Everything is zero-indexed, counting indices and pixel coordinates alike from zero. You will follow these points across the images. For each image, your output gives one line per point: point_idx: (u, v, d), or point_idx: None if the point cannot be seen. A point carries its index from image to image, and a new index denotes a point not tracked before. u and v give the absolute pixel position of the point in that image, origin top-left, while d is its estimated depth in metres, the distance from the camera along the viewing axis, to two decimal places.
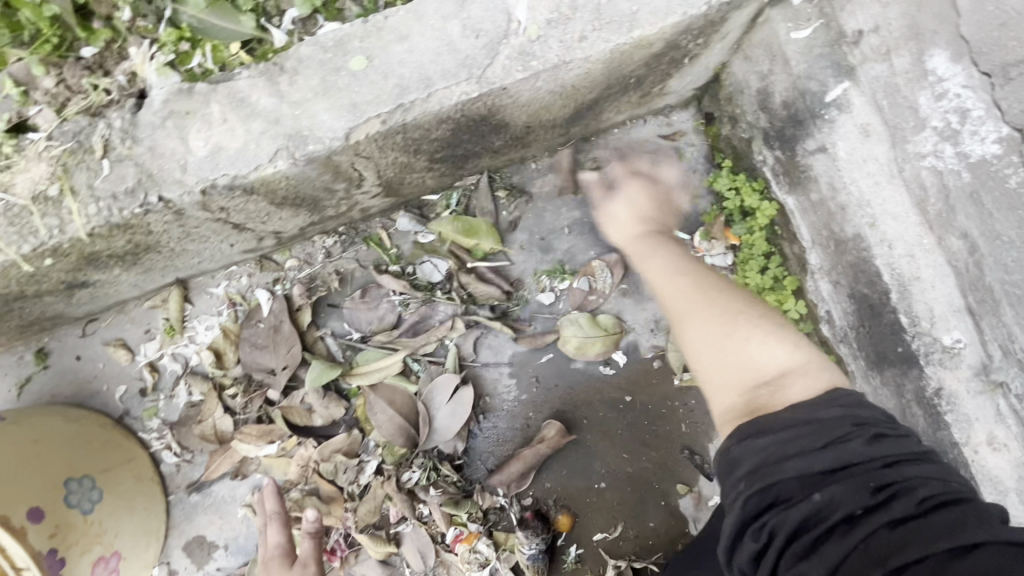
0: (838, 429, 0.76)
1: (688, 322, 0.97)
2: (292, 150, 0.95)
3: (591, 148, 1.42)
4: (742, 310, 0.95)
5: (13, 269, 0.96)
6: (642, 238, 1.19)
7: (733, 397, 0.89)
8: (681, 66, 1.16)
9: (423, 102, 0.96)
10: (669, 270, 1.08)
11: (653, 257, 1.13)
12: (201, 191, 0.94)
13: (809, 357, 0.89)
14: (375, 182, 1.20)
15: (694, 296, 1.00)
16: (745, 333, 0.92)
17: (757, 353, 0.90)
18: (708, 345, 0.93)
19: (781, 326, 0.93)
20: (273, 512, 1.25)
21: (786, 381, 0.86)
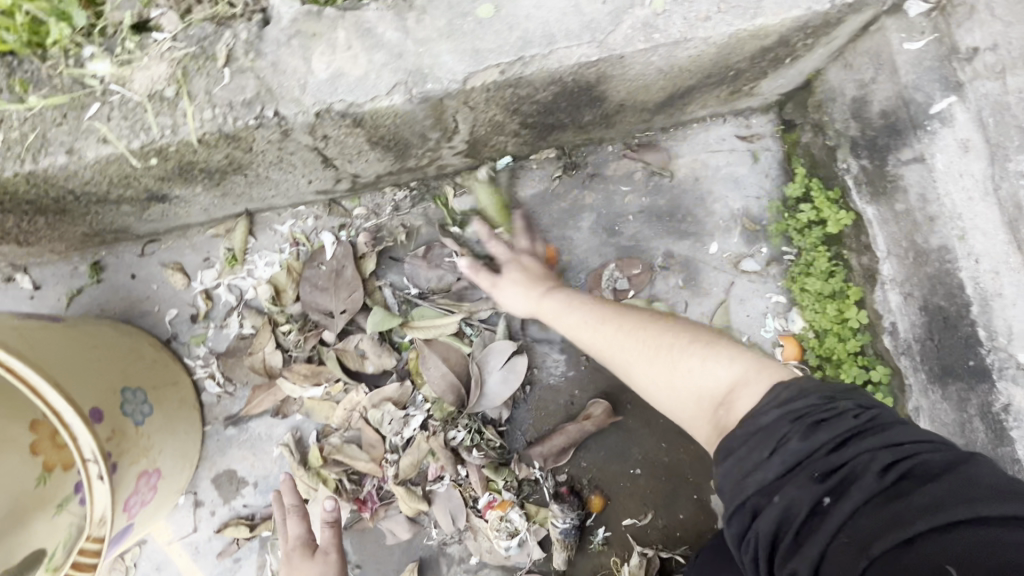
0: (777, 432, 0.79)
1: (635, 367, 1.00)
2: (410, 86, 0.96)
3: (668, 139, 1.44)
4: (670, 343, 0.98)
5: (116, 164, 0.96)
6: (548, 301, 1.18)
7: (706, 426, 0.92)
8: (780, 65, 1.18)
9: (542, 58, 0.97)
10: (584, 327, 1.09)
11: (564, 317, 1.14)
12: (316, 113, 0.95)
13: (747, 365, 0.91)
14: (464, 139, 1.22)
15: (633, 344, 1.01)
16: (684, 365, 0.94)
17: (702, 378, 0.92)
18: (654, 387, 0.98)
19: (711, 342, 0.96)
20: (293, 506, 1.17)
21: (733, 397, 0.88)
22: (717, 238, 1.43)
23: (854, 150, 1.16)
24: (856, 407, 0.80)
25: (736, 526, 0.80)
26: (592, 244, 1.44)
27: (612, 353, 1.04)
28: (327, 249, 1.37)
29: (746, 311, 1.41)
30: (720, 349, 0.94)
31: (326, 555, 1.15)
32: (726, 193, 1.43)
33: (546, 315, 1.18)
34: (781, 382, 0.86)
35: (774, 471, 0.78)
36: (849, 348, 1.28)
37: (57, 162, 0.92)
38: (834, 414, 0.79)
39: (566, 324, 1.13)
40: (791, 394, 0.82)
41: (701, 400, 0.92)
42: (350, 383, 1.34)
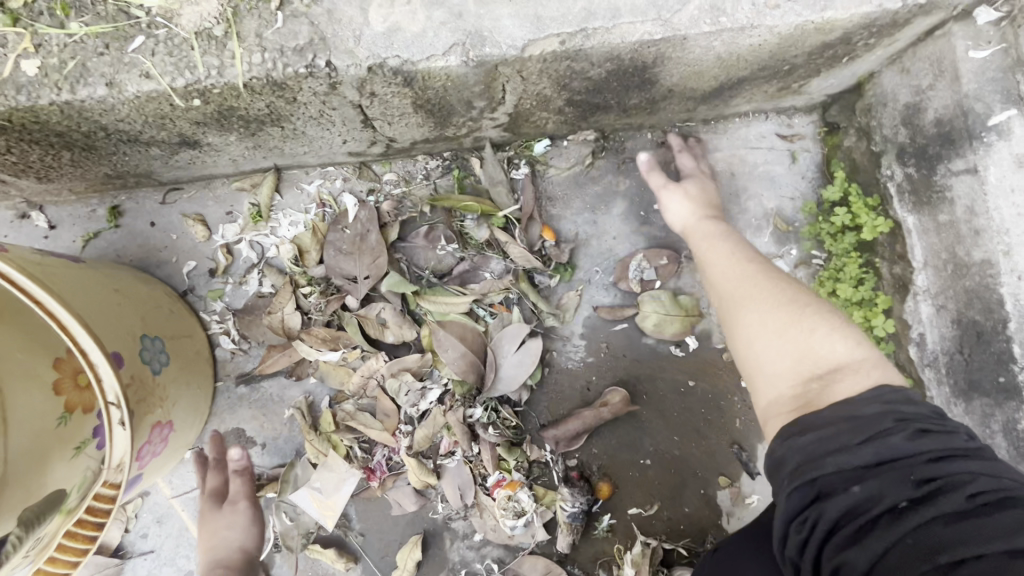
0: (881, 424, 0.77)
1: (752, 306, 1.01)
2: (468, 49, 0.93)
3: (709, 131, 1.42)
4: (802, 303, 0.97)
5: (156, 102, 0.92)
6: (706, 225, 1.21)
7: (784, 386, 0.92)
8: (836, 64, 1.16)
9: (605, 32, 0.95)
10: (733, 256, 1.11)
11: (720, 242, 1.15)
12: (368, 68, 0.91)
13: (869, 355, 0.89)
14: (508, 111, 1.19)
15: (761, 286, 1.02)
16: (808, 325, 0.94)
17: (819, 343, 0.92)
18: (756, 329, 0.99)
19: (849, 324, 0.94)
20: (215, 459, 1.34)
21: (839, 375, 0.88)
22: (748, 236, 1.42)
23: (900, 156, 1.18)
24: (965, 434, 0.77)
25: (794, 502, 0.77)
26: (622, 231, 1.42)
27: (735, 284, 1.06)
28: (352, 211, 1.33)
29: None
30: (850, 329, 0.93)
31: (236, 504, 1.32)
32: (761, 191, 1.42)
33: (698, 236, 1.20)
34: (888, 385, 0.84)
35: (862, 460, 0.75)
36: None
37: (96, 95, 0.88)
38: (942, 429, 0.77)
39: (712, 247, 1.15)
40: (903, 398, 0.80)
41: (801, 363, 0.92)
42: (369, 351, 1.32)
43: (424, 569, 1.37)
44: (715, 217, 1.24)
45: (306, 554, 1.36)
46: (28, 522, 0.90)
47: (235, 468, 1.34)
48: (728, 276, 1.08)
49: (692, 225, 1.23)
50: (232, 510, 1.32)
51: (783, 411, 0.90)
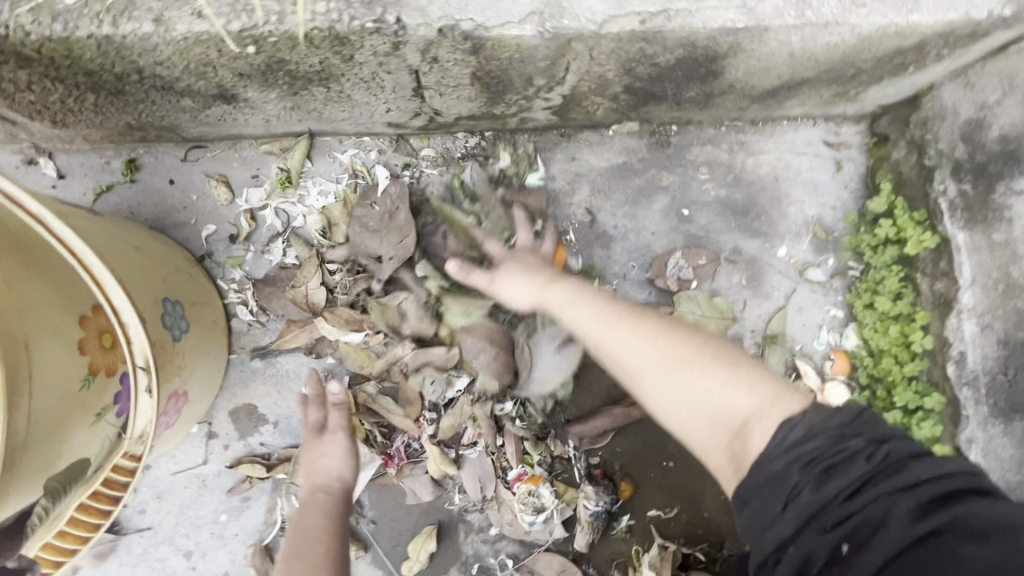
0: (788, 483, 0.79)
1: (648, 378, 0.94)
2: (545, 19, 0.88)
3: (756, 132, 1.39)
4: (689, 356, 0.92)
5: (203, 46, 0.85)
6: (552, 290, 1.05)
7: (720, 455, 0.88)
8: (900, 73, 1.14)
9: (686, 14, 0.91)
10: (593, 327, 0.99)
11: (574, 309, 1.02)
12: (439, 30, 0.86)
13: (765, 396, 0.87)
14: (564, 93, 1.14)
15: (641, 351, 0.94)
16: (702, 384, 0.90)
17: (721, 400, 0.88)
18: (661, 402, 0.93)
19: (732, 363, 0.91)
20: (315, 394, 1.22)
21: (750, 431, 0.85)
22: (787, 242, 1.40)
23: (955, 172, 1.17)
24: (866, 445, 0.78)
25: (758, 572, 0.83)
26: (661, 228, 1.38)
27: (620, 355, 0.96)
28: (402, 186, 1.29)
29: (803, 320, 1.39)
30: (738, 370, 0.90)
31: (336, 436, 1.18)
32: (803, 198, 1.39)
33: (548, 307, 1.05)
34: (793, 419, 0.82)
35: (789, 525, 0.78)
36: (905, 372, 1.27)
37: (141, 31, 0.81)
38: (845, 456, 0.78)
39: (570, 317, 1.02)
40: (797, 441, 0.80)
41: (716, 426, 0.89)
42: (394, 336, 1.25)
43: (436, 562, 1.33)
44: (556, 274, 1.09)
45: None
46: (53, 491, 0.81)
47: (336, 401, 1.21)
48: (607, 353, 0.98)
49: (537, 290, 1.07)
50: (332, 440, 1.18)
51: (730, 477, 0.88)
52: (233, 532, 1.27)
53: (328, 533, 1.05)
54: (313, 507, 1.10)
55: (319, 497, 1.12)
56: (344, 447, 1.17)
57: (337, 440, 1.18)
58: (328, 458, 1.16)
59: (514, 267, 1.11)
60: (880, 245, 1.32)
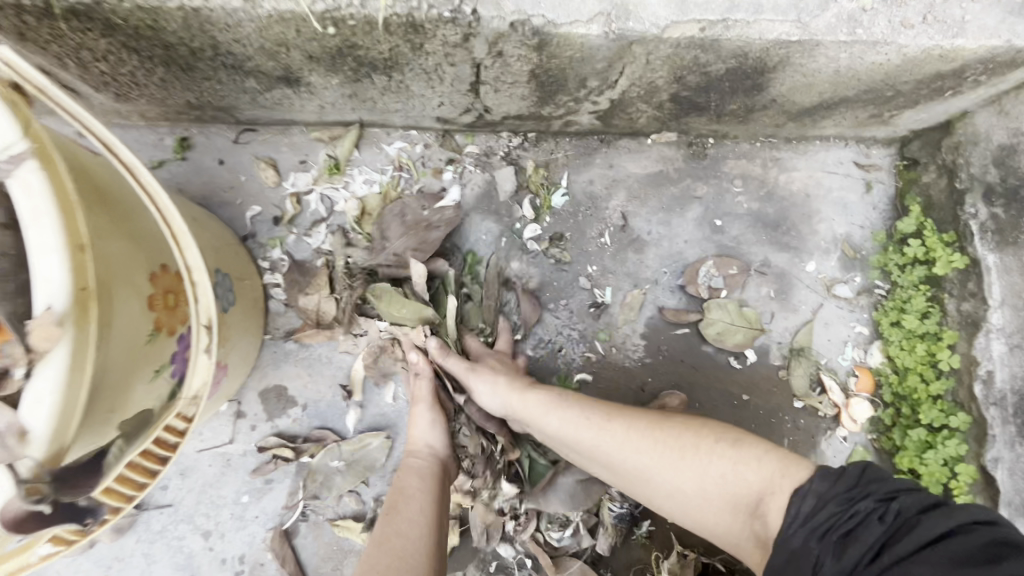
0: (810, 555, 0.84)
1: (658, 475, 0.97)
2: (611, 20, 0.92)
3: (790, 149, 1.42)
4: (694, 445, 0.97)
5: (284, 24, 0.88)
6: (528, 398, 1.09)
7: (749, 543, 0.92)
8: (937, 98, 1.18)
9: (744, 25, 0.95)
10: (583, 432, 1.03)
11: (550, 419, 1.06)
12: (511, 23, 0.90)
13: (772, 468, 0.92)
14: (612, 97, 1.18)
15: (642, 448, 0.99)
16: (711, 471, 0.94)
17: (732, 485, 0.93)
18: (676, 496, 0.97)
19: (731, 442, 0.96)
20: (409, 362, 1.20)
21: (766, 507, 0.90)
22: (816, 258, 1.42)
23: (986, 196, 1.21)
24: (879, 508, 0.84)
25: None
26: (693, 236, 1.40)
27: (622, 457, 1.00)
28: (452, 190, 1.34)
29: (829, 335, 1.41)
30: (741, 448, 0.94)
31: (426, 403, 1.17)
32: (833, 216, 1.42)
33: (527, 417, 1.09)
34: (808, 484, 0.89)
35: None
36: (931, 391, 1.29)
37: (230, 6, 0.85)
38: (859, 521, 0.84)
39: (556, 426, 1.05)
40: (810, 509, 0.86)
41: (736, 511, 0.93)
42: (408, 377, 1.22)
43: (453, 557, 1.31)
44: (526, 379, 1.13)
45: (332, 528, 1.26)
46: (129, 432, 0.74)
47: (421, 368, 1.18)
48: (607, 456, 1.01)
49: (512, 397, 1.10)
50: (423, 406, 1.17)
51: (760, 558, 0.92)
52: (253, 514, 1.26)
53: (426, 494, 1.07)
54: (412, 466, 1.12)
55: (418, 457, 1.13)
56: (434, 414, 1.16)
57: (427, 407, 1.17)
58: (421, 424, 1.16)
59: (484, 370, 1.14)
60: (908, 263, 1.35)
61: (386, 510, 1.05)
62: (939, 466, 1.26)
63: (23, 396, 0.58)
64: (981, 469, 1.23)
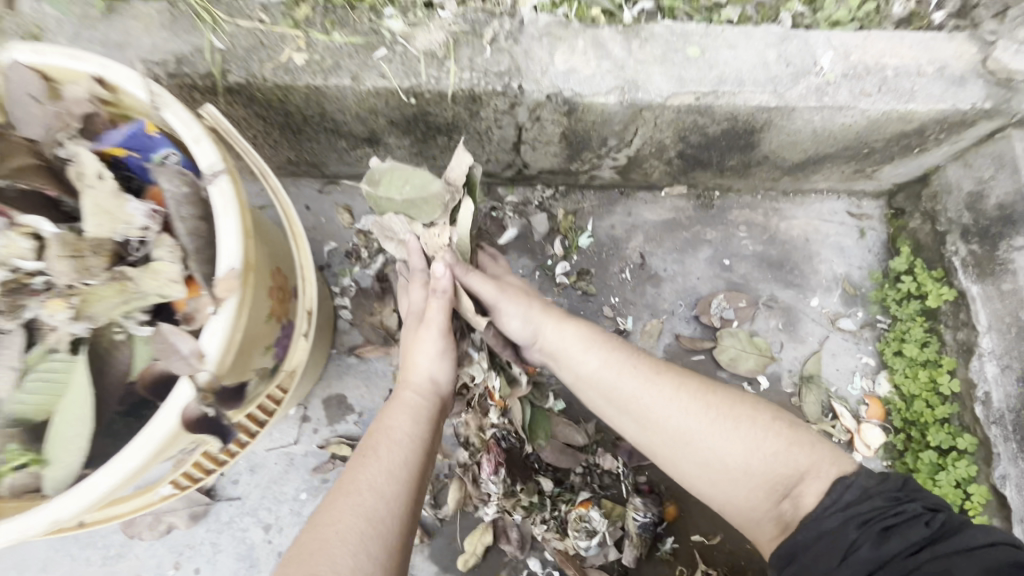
0: (846, 538, 0.88)
1: (702, 440, 0.99)
2: (624, 92, 1.19)
3: (788, 200, 1.63)
4: (751, 418, 1.00)
5: (378, 97, 1.18)
6: (565, 332, 1.12)
7: (770, 527, 0.96)
8: (908, 154, 1.39)
9: (731, 95, 1.21)
10: (624, 378, 1.06)
11: (587, 359, 1.09)
12: (547, 94, 1.17)
13: (824, 457, 0.97)
14: (627, 154, 1.43)
15: (693, 410, 1.01)
16: (759, 444, 0.98)
17: (776, 462, 0.96)
18: (715, 462, 0.98)
19: (784, 424, 1.01)
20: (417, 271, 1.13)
21: (803, 490, 0.94)
22: (819, 294, 1.57)
23: (963, 235, 1.37)
24: (924, 513, 0.89)
25: None
26: (705, 273, 1.59)
27: (667, 414, 1.02)
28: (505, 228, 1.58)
29: (837, 365, 1.53)
30: (800, 434, 1.00)
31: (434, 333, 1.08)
32: (832, 257, 1.59)
33: (563, 355, 1.12)
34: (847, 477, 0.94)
35: None
36: (938, 414, 1.38)
37: (341, 84, 1.15)
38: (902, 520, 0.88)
39: (593, 368, 1.08)
40: (855, 501, 0.91)
41: (770, 491, 0.96)
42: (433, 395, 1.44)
43: (487, 562, 1.40)
44: (561, 315, 1.15)
45: None
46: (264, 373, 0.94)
47: (439, 287, 1.06)
48: (649, 409, 1.04)
49: (541, 328, 1.14)
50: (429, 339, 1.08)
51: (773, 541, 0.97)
52: (310, 510, 1.40)
53: (411, 445, 0.95)
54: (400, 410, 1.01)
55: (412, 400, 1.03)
56: (441, 345, 1.07)
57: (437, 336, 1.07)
58: (426, 352, 1.07)
59: (512, 301, 1.13)
60: (904, 298, 1.49)
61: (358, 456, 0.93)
62: (952, 487, 1.32)
63: (204, 328, 0.74)
64: (992, 489, 1.29)
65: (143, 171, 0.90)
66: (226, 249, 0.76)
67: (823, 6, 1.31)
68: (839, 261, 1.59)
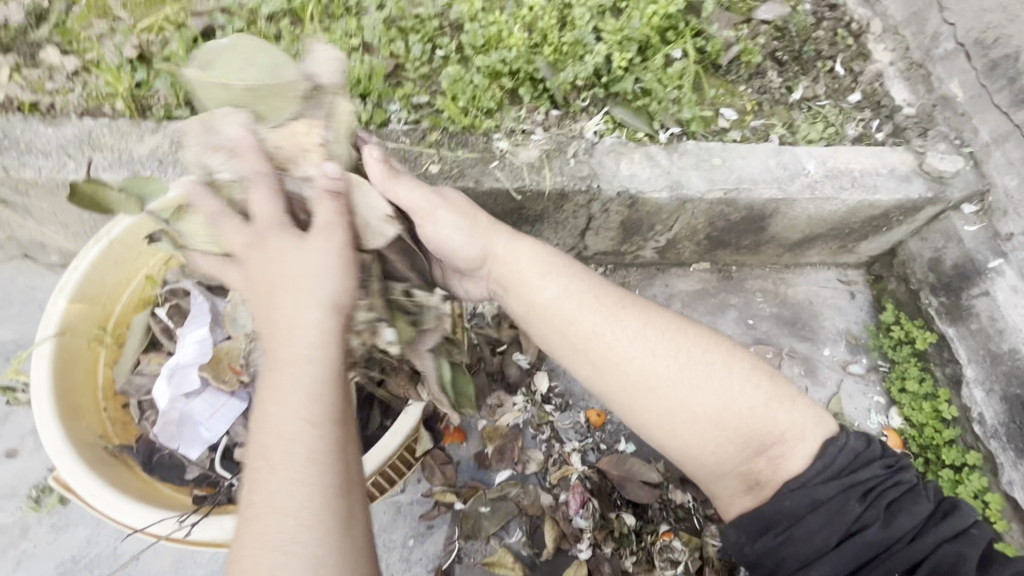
0: (849, 513, 1.00)
1: (665, 391, 1.07)
2: (674, 190, 1.60)
3: (790, 270, 2.02)
4: (723, 369, 1.09)
5: (492, 195, 1.56)
6: (518, 253, 1.21)
7: (734, 480, 1.06)
8: (879, 231, 1.82)
9: (750, 190, 1.63)
10: (579, 313, 1.14)
11: (541, 286, 1.18)
12: (619, 191, 1.58)
13: (802, 419, 1.07)
14: (666, 237, 1.82)
15: (657, 357, 1.09)
16: (726, 396, 1.06)
17: (747, 418, 1.05)
18: (681, 412, 1.06)
19: (755, 379, 1.09)
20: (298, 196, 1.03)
21: (775, 451, 1.05)
22: (828, 344, 1.90)
23: (932, 290, 1.77)
24: (904, 485, 1.05)
25: None
26: (735, 332, 1.92)
27: (630, 363, 1.10)
28: None
29: (855, 404, 1.81)
30: (780, 393, 1.08)
31: (321, 266, 0.93)
32: (833, 315, 1.95)
33: (514, 279, 1.21)
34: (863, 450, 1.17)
35: (846, 555, 0.99)
36: (946, 437, 1.67)
37: (467, 186, 1.52)
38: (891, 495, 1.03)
39: (552, 300, 1.16)
40: (855, 476, 1.03)
41: (740, 446, 1.05)
42: (516, 449, 1.64)
43: None
44: (511, 236, 1.22)
45: (484, 569, 1.52)
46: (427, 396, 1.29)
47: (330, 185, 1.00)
48: (608, 355, 1.10)
49: (489, 244, 1.21)
50: (314, 278, 0.92)
51: (742, 496, 1.07)
52: (418, 555, 1.54)
53: (312, 409, 0.84)
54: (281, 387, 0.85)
55: (292, 370, 0.85)
56: (343, 262, 0.95)
57: (338, 253, 0.95)
58: (319, 281, 0.92)
59: (451, 219, 1.18)
60: (898, 343, 1.84)
61: (253, 464, 0.82)
62: (972, 497, 1.57)
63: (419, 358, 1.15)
64: (1004, 495, 1.56)
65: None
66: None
67: (799, 131, 1.83)
68: (841, 318, 1.94)
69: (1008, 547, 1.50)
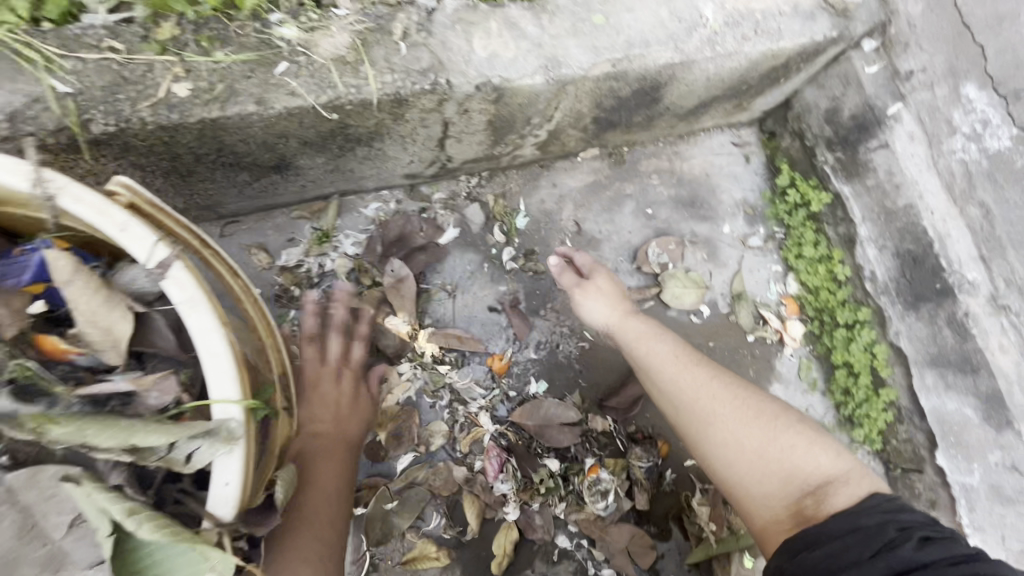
0: (885, 535, 0.98)
1: (719, 424, 1.17)
2: (549, 70, 1.18)
3: (684, 140, 1.76)
4: (780, 416, 1.18)
5: (290, 118, 1.03)
6: (632, 323, 1.33)
7: (779, 508, 1.11)
8: (775, 85, 1.58)
9: (642, 57, 1.26)
10: (666, 361, 1.26)
11: (655, 343, 1.29)
12: (476, 84, 1.13)
13: (851, 467, 1.13)
14: (548, 127, 1.42)
15: (721, 396, 1.20)
16: (780, 434, 1.15)
17: (801, 456, 1.13)
18: (733, 448, 1.15)
19: (820, 435, 1.17)
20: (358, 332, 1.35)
21: (826, 490, 1.10)
22: (727, 221, 1.75)
23: (829, 146, 1.62)
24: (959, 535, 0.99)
25: None
26: (634, 226, 1.69)
27: (697, 397, 1.20)
28: (445, 232, 1.51)
29: (755, 279, 1.73)
30: (826, 441, 1.16)
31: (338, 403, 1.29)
32: (730, 187, 1.77)
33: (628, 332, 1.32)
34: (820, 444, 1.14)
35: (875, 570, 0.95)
36: (839, 297, 1.66)
37: (245, 112, 0.98)
38: (935, 531, 0.98)
39: (649, 349, 1.28)
40: (898, 509, 1.03)
41: (785, 481, 1.12)
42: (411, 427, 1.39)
43: (519, 555, 1.42)
44: (634, 311, 1.35)
45: (405, 568, 1.35)
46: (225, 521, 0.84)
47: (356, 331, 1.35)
48: (680, 391, 1.22)
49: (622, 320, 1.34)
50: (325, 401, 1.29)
51: (782, 528, 1.10)
52: None
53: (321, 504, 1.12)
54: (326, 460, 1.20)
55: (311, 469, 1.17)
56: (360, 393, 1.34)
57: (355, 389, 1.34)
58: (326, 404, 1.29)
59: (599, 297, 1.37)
60: (794, 207, 1.72)
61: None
62: (861, 352, 1.63)
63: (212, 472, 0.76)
64: (890, 344, 1.60)
65: (24, 271, 0.85)
66: (219, 381, 0.77)
67: None
68: (740, 188, 1.78)
69: (891, 390, 1.60)
